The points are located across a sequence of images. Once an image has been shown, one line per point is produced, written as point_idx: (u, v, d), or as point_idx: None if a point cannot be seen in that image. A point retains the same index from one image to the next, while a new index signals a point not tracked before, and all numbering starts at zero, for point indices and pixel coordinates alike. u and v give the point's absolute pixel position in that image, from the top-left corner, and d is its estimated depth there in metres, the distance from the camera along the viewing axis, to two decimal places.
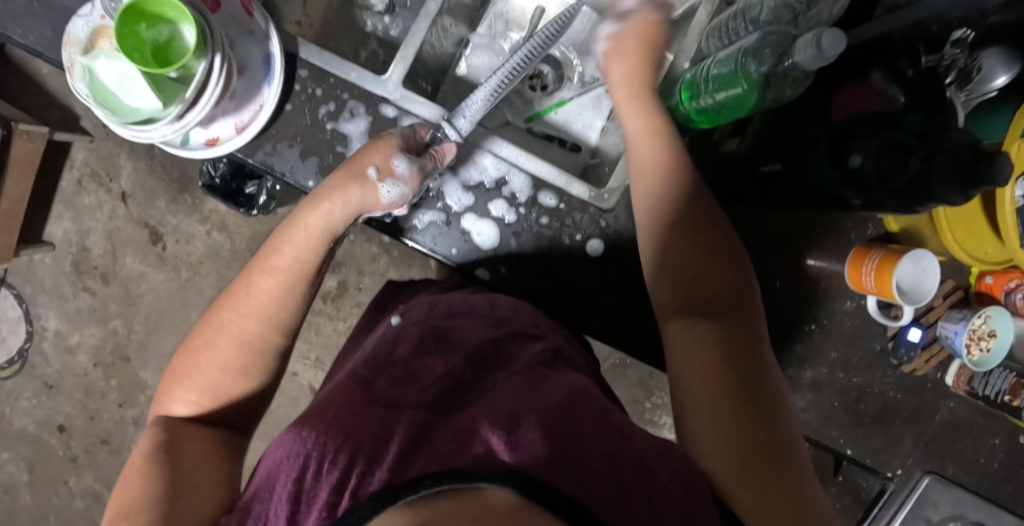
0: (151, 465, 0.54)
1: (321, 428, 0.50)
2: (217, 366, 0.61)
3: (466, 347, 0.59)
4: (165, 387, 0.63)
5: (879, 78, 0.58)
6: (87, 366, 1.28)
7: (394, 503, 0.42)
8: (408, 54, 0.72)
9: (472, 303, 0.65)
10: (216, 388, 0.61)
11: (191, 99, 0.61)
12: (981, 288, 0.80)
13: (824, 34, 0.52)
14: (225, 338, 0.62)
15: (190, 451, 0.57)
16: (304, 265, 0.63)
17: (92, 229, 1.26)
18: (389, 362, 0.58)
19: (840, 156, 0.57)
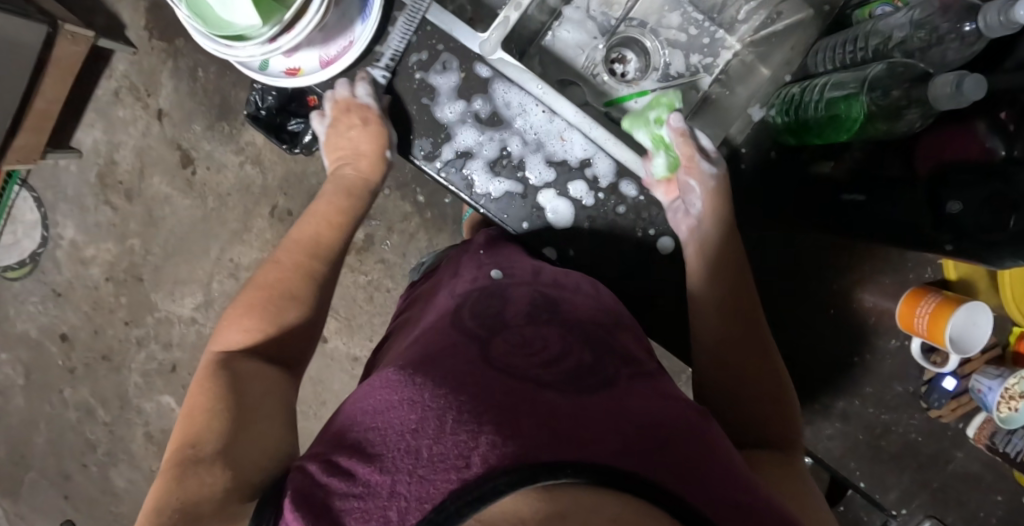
0: (203, 396, 0.54)
1: (440, 381, 0.47)
2: (290, 297, 0.64)
3: (580, 323, 0.57)
4: (230, 317, 0.63)
5: (983, 128, 0.57)
6: (98, 279, 1.26)
7: (532, 484, 0.38)
8: (511, 17, 0.67)
9: (574, 281, 0.63)
10: (273, 316, 0.62)
11: (287, 23, 0.58)
12: (1019, 349, 0.80)
13: (964, 78, 0.52)
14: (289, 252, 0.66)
15: (251, 381, 0.57)
16: (324, 244, 0.67)
17: (123, 142, 1.23)
18: (504, 324, 0.56)
19: (937, 202, 0.58)
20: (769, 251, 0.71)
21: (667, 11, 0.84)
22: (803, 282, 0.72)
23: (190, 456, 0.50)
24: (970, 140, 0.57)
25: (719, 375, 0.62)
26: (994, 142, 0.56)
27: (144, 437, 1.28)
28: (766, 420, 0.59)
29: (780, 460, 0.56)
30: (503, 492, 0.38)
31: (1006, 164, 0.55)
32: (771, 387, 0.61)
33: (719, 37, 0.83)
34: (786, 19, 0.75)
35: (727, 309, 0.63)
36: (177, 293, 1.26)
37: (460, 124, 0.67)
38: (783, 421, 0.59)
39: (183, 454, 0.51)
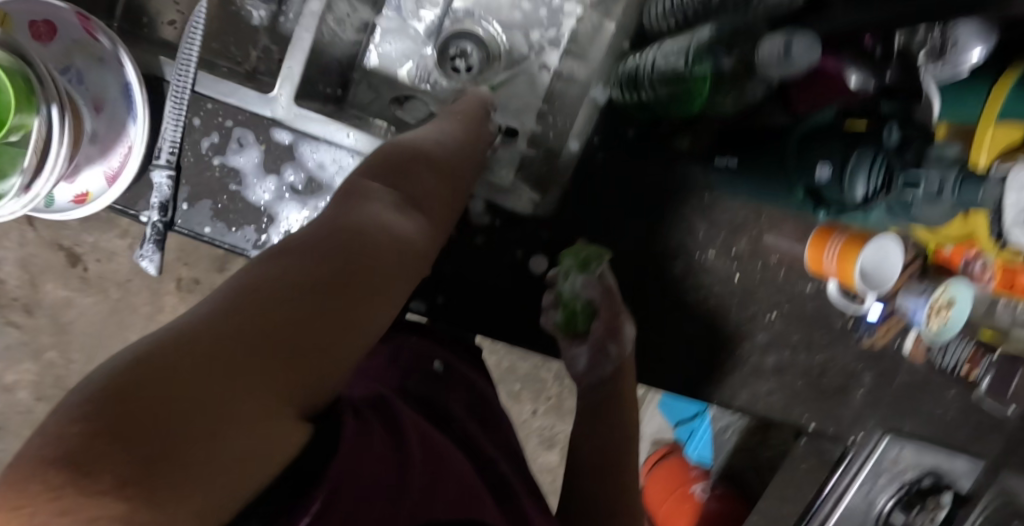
0: (252, 277, 0.35)
1: (425, 436, 0.46)
2: (431, 202, 0.49)
3: (505, 446, 0.59)
4: (369, 165, 0.48)
5: (851, 72, 0.52)
6: (29, 402, 1.20)
7: None
8: (296, 67, 0.61)
9: (482, 388, 0.63)
10: (415, 200, 0.48)
11: (33, 165, 0.52)
12: (938, 258, 0.72)
13: (795, 40, 0.49)
14: (421, 163, 0.51)
15: (364, 208, 0.43)
16: (435, 155, 0.53)
17: (3, 259, 1.15)
18: (450, 418, 0.56)
19: (809, 165, 0.55)
20: (643, 233, 0.68)
21: None
22: (690, 253, 0.68)
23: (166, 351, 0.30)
24: (834, 80, 0.52)
25: (590, 477, 0.66)
26: (858, 79, 0.52)
27: None
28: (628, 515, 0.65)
29: None
30: None
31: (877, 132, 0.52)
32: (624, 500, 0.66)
33: (557, 5, 0.75)
34: None
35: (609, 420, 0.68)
36: None
37: (279, 201, 0.62)
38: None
39: (226, 348, 0.31)
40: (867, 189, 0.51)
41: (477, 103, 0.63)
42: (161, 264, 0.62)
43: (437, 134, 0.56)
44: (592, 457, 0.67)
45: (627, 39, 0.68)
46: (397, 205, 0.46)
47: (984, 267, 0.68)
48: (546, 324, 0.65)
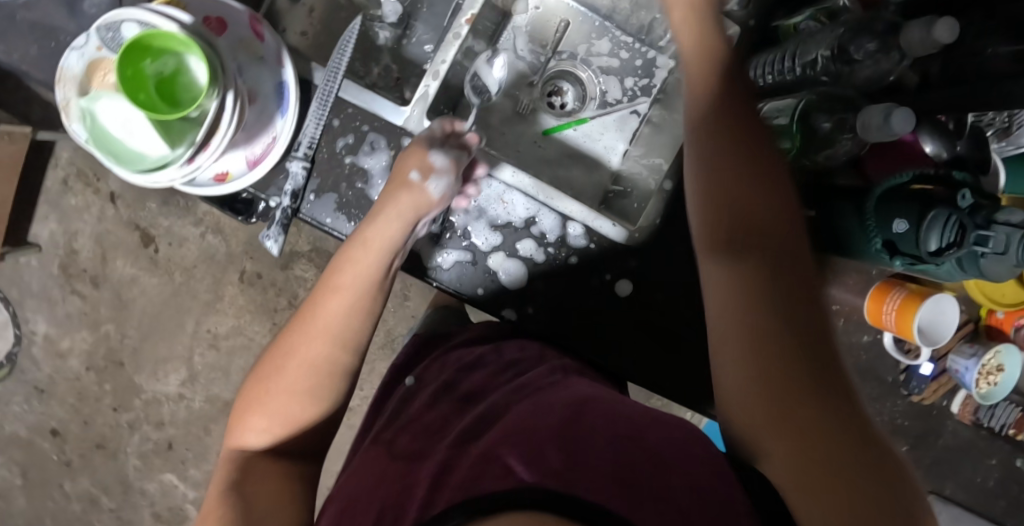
0: (219, 522, 0.51)
1: (373, 484, 0.54)
2: (286, 391, 0.57)
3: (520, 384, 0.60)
4: (247, 402, 0.58)
5: (927, 137, 0.58)
6: (79, 370, 1.25)
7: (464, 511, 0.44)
8: (431, 87, 0.70)
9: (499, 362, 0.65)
10: (302, 389, 0.57)
11: (201, 141, 0.58)
12: (991, 322, 0.77)
13: (893, 112, 0.54)
14: (293, 362, 0.57)
15: (260, 483, 0.54)
16: (342, 316, 0.58)
17: (80, 230, 1.21)
18: (422, 410, 0.62)
19: (885, 220, 0.58)
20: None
21: (596, 38, 0.83)
22: None
23: None
24: (911, 146, 0.59)
25: (722, 259, 0.54)
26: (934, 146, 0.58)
27: (153, 517, 1.30)
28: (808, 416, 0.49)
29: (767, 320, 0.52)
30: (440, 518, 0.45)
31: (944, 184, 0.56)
32: (841, 423, 0.49)
33: (651, 58, 0.82)
34: None
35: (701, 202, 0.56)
36: (160, 373, 1.26)
37: None
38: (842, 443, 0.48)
39: None
40: (941, 243, 0.55)
41: (431, 144, 0.62)
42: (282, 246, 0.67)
43: (334, 282, 0.59)
44: (734, 229, 0.54)
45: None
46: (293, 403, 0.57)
47: None
48: (630, 348, 0.68)
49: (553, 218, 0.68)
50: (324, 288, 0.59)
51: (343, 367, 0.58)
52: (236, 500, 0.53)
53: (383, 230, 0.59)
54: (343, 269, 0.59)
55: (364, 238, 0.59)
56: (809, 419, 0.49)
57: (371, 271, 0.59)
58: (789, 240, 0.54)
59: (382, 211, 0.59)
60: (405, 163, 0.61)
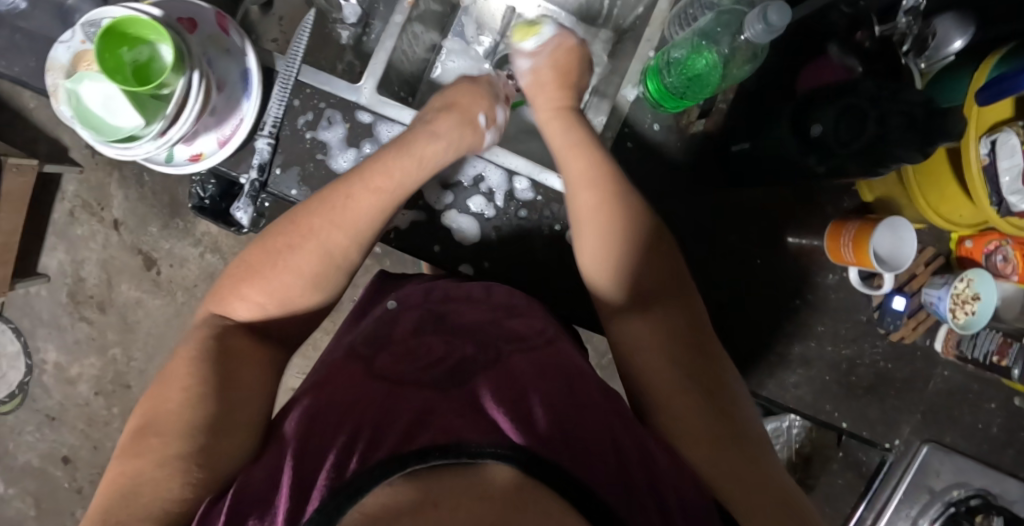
0: (195, 369, 0.54)
1: (330, 407, 0.51)
2: (296, 271, 0.59)
3: (468, 326, 0.59)
4: (247, 263, 0.60)
5: (837, 51, 0.64)
6: (88, 395, 1.29)
7: (400, 472, 0.43)
8: (378, 67, 0.71)
9: (467, 289, 0.64)
10: (310, 272, 0.60)
11: (173, 114, 0.62)
12: (962, 252, 0.78)
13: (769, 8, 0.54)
14: (312, 244, 0.60)
15: (241, 364, 0.56)
16: (364, 217, 0.62)
17: (86, 258, 1.27)
18: (390, 340, 0.59)
19: (803, 127, 0.60)
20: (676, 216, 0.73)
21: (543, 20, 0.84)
22: (722, 243, 0.74)
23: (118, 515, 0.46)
24: (827, 63, 0.65)
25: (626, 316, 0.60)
26: (849, 60, 0.63)
27: None
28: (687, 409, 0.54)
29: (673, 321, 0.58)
30: (378, 479, 0.43)
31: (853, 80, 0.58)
32: (716, 419, 0.54)
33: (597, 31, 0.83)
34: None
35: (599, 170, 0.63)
36: None
37: None
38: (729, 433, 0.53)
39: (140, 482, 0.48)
40: (823, 127, 0.58)
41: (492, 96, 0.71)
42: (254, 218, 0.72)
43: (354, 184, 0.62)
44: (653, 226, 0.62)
45: (652, 49, 0.70)
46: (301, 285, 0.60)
47: (1006, 259, 0.74)
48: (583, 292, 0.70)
49: (501, 172, 0.70)
50: (351, 178, 0.63)
51: (349, 263, 0.62)
52: (214, 350, 0.56)
53: (439, 144, 0.65)
54: (359, 179, 0.62)
55: (405, 148, 0.64)
56: (685, 414, 0.54)
57: (400, 189, 0.63)
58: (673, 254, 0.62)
59: (433, 127, 0.66)
60: (479, 102, 0.70)
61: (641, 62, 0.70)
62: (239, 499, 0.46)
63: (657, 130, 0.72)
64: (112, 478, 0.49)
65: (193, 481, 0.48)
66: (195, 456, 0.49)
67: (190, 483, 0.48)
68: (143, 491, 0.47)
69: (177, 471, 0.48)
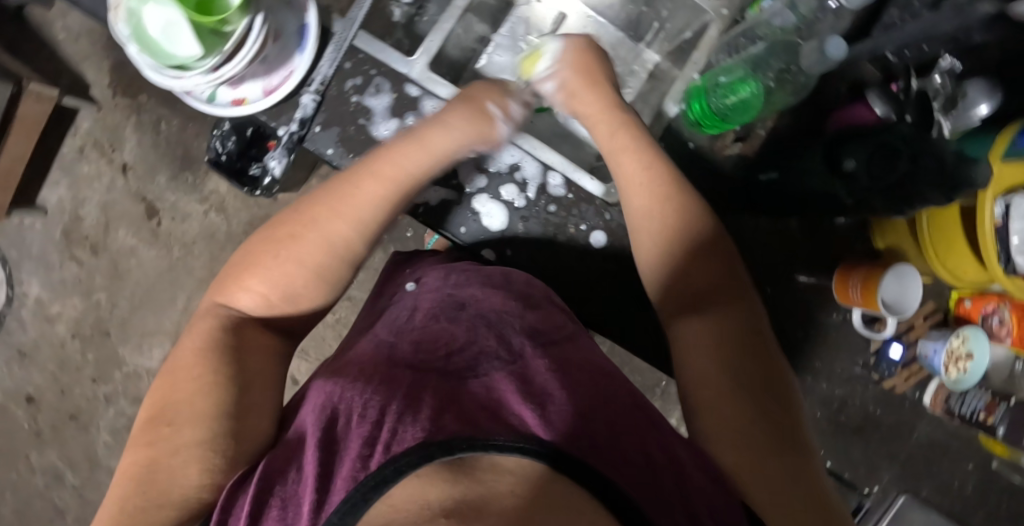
0: (209, 358, 0.51)
1: (349, 380, 0.46)
2: (295, 261, 0.58)
3: (488, 318, 0.55)
4: (257, 246, 0.59)
5: (878, 97, 0.66)
6: (64, 337, 1.26)
7: (432, 462, 0.39)
8: (434, 46, 0.72)
9: (486, 276, 0.61)
10: (312, 261, 0.58)
11: (229, 52, 0.63)
12: (959, 312, 0.80)
13: (828, 40, 0.60)
14: (312, 233, 0.58)
15: (252, 351, 0.54)
16: (366, 207, 0.60)
17: (87, 198, 1.25)
18: (410, 327, 0.54)
19: (835, 161, 0.61)
20: None
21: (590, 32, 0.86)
22: (741, 268, 0.74)
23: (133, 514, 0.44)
24: (867, 108, 0.67)
25: (680, 314, 0.59)
26: (884, 109, 0.66)
27: None
28: (733, 415, 0.52)
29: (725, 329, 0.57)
30: (404, 473, 0.38)
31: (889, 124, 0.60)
32: (764, 422, 0.52)
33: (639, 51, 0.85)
34: (694, 26, 0.76)
35: (642, 168, 0.62)
36: (144, 346, 1.26)
37: None
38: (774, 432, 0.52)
39: (155, 475, 0.46)
40: (856, 161, 0.59)
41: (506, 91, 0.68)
42: (284, 167, 0.74)
43: (377, 169, 0.61)
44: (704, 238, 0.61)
45: (697, 71, 0.71)
46: (301, 282, 0.58)
47: (1002, 322, 0.78)
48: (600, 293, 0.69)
49: (537, 164, 0.71)
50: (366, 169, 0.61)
51: (352, 250, 0.59)
52: (221, 340, 0.53)
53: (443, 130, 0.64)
54: (373, 169, 0.61)
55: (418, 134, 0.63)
56: (721, 416, 0.53)
57: (406, 176, 0.61)
58: (719, 262, 0.61)
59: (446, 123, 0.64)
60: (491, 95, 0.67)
61: (684, 82, 0.71)
62: (261, 489, 0.40)
63: (693, 147, 0.72)
64: (127, 466, 0.47)
65: (211, 467, 0.46)
66: (214, 444, 0.47)
67: (208, 469, 0.46)
68: (160, 477, 0.45)
69: (195, 455, 0.46)
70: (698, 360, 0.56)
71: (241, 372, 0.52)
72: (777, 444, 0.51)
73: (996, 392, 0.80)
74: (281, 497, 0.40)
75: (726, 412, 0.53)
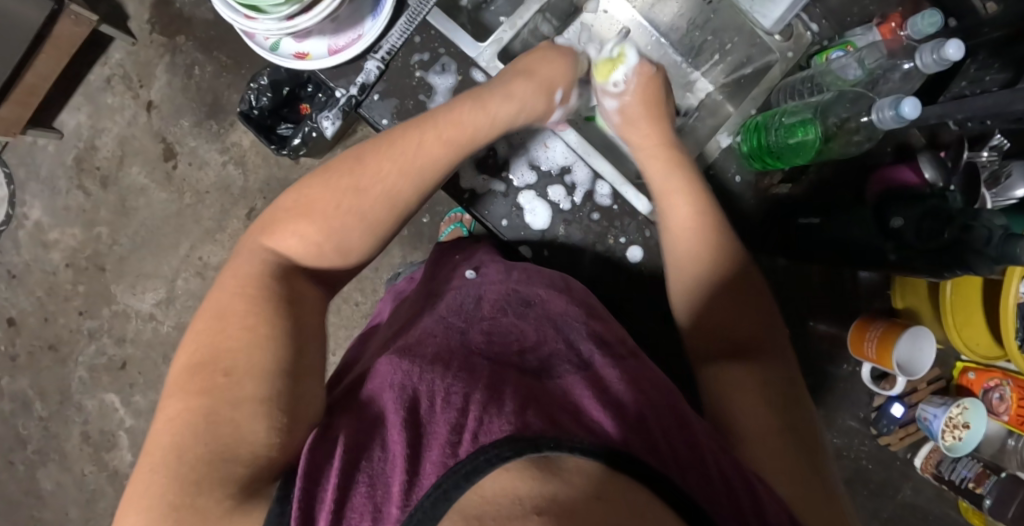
0: (255, 310, 0.50)
1: (424, 364, 0.48)
2: (352, 211, 0.57)
3: (552, 317, 0.57)
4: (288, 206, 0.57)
5: (928, 162, 0.69)
6: (58, 265, 1.23)
7: (523, 455, 0.39)
8: (505, 37, 0.72)
9: (546, 277, 0.63)
10: (364, 210, 0.57)
11: (308, 4, 0.63)
12: (963, 382, 0.83)
13: (901, 101, 0.58)
14: (376, 185, 0.58)
15: (307, 311, 0.54)
16: (422, 161, 0.60)
17: (106, 129, 1.22)
18: (477, 317, 0.56)
19: (884, 219, 0.66)
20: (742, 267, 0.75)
21: (650, 50, 0.88)
22: None
23: (194, 465, 0.44)
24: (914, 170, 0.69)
25: (716, 357, 0.60)
26: (932, 174, 0.68)
27: (80, 437, 1.24)
28: (771, 448, 0.53)
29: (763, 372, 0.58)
30: (495, 464, 0.39)
31: (939, 192, 0.64)
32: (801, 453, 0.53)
33: (691, 79, 0.87)
34: (755, 63, 0.77)
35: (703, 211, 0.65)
36: (138, 287, 1.23)
37: None
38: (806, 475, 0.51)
39: (217, 427, 0.45)
40: (904, 220, 0.64)
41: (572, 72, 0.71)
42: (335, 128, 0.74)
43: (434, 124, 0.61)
44: (750, 278, 0.63)
45: (755, 107, 0.72)
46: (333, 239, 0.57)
47: (1001, 398, 0.78)
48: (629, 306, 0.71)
49: (590, 172, 0.71)
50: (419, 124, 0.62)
51: (400, 197, 0.59)
52: (269, 290, 0.52)
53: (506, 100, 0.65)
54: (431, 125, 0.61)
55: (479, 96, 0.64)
56: (769, 451, 0.53)
57: (470, 137, 0.63)
58: (762, 306, 0.62)
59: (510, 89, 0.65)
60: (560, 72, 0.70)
61: (741, 116, 0.72)
62: (347, 454, 0.43)
63: (737, 182, 0.72)
64: (184, 415, 0.46)
65: (277, 426, 0.47)
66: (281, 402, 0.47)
67: (278, 428, 0.46)
68: (229, 427, 0.46)
69: (261, 414, 0.46)
70: (744, 394, 0.56)
71: (294, 325, 0.52)
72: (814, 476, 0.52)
73: (987, 464, 0.81)
74: (368, 475, 0.42)
75: (767, 441, 0.53)
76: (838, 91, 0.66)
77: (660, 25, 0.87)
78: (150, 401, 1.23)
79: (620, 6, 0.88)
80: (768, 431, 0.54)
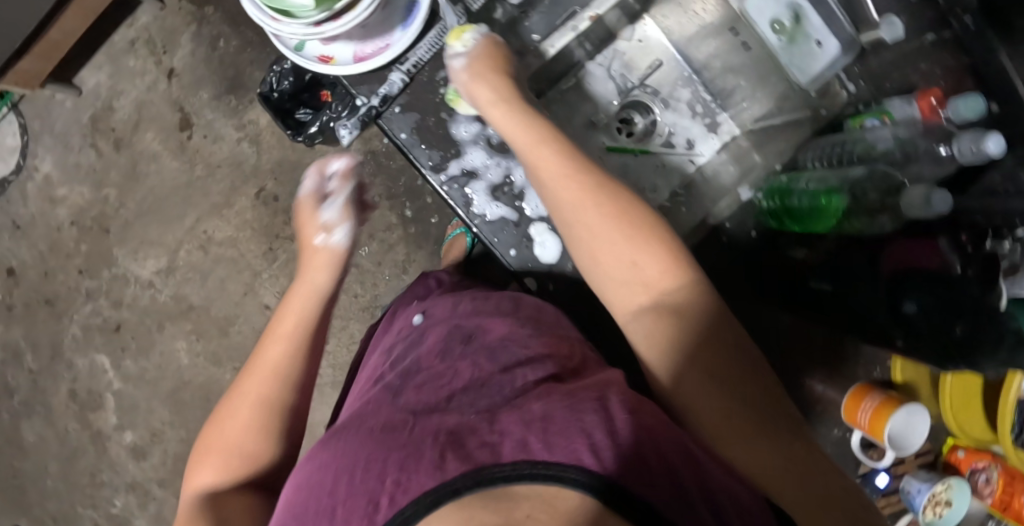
0: None
1: (359, 433, 0.51)
2: (242, 424, 0.62)
3: (492, 345, 0.58)
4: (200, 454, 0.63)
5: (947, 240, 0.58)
6: (63, 222, 1.23)
7: (453, 500, 0.42)
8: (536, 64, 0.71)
9: (495, 303, 0.65)
10: (264, 417, 0.62)
11: (338, 10, 0.61)
12: (950, 459, 0.82)
13: (935, 192, 0.58)
14: (244, 404, 0.63)
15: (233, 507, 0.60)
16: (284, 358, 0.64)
17: (125, 92, 1.21)
18: (418, 367, 0.58)
19: (896, 302, 0.59)
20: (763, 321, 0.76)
21: (680, 86, 0.86)
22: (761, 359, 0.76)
23: None
24: None
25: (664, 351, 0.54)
26: None
27: (67, 395, 1.25)
28: (755, 465, 0.50)
29: (721, 367, 0.52)
30: (436, 505, 0.42)
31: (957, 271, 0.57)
32: (788, 458, 0.49)
33: (718, 120, 0.85)
34: (787, 117, 0.76)
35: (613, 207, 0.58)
36: (140, 254, 1.23)
37: (472, 144, 0.69)
38: (800, 475, 0.49)
39: None
40: (920, 316, 0.58)
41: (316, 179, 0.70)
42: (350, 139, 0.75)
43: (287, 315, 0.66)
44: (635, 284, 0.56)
45: (780, 162, 0.73)
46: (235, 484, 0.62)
47: (988, 480, 0.78)
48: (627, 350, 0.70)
49: None
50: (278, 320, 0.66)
51: (288, 374, 0.64)
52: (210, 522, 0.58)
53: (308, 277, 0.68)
54: (274, 334, 0.65)
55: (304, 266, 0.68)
56: (746, 455, 0.50)
57: (313, 291, 0.67)
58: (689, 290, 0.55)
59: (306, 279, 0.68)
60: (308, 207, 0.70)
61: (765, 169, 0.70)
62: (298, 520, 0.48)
63: (754, 235, 0.72)
64: None
65: None
66: None
67: None
68: None
69: None
70: (713, 409, 0.51)
71: None
72: (804, 479, 0.49)
73: None
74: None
75: (743, 447, 0.50)
76: (869, 166, 0.64)
77: (694, 63, 0.85)
78: (140, 367, 1.24)
79: (656, 36, 0.85)
80: (746, 444, 0.50)
